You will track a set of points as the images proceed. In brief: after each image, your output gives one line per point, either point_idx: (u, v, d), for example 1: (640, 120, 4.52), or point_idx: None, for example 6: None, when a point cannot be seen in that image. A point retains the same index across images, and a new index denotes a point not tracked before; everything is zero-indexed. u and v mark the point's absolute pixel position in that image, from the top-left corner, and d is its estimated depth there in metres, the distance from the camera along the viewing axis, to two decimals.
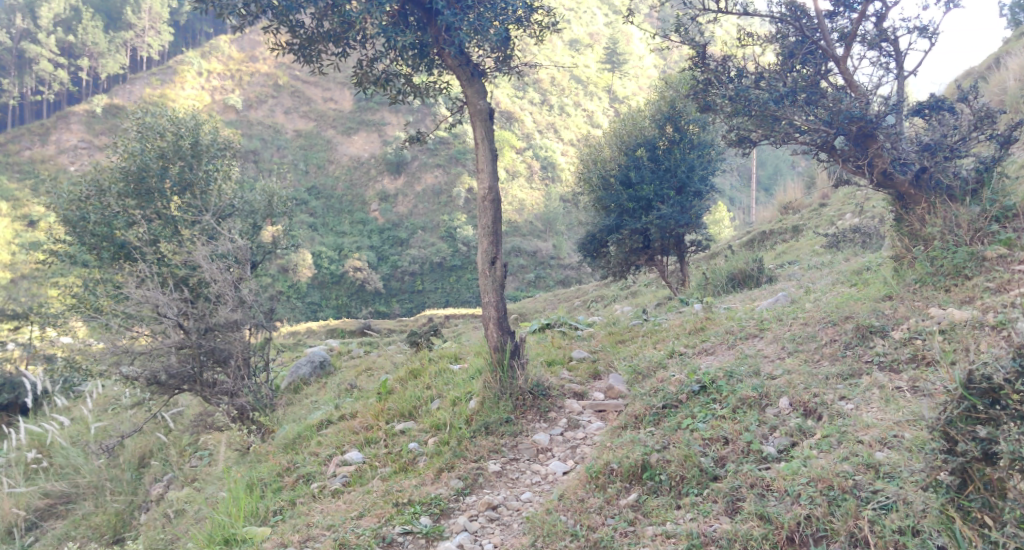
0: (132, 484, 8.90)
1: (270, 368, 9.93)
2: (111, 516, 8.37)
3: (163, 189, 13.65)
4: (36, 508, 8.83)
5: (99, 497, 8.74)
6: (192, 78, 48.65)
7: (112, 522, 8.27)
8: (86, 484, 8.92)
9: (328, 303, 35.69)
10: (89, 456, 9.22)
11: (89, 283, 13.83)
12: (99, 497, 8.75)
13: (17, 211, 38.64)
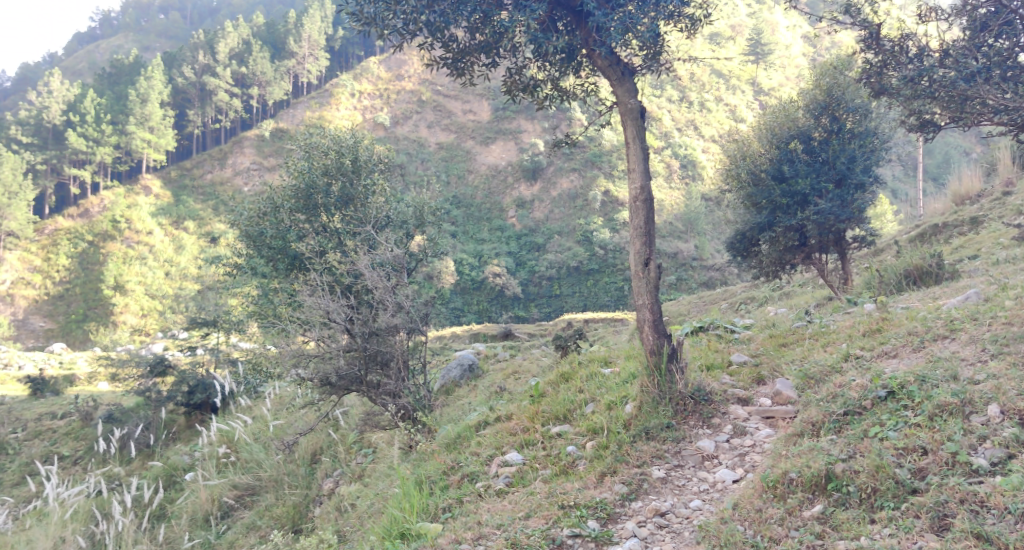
0: (306, 479, 9.47)
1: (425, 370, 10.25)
2: (290, 508, 8.97)
3: (328, 203, 14.65)
4: (227, 499, 9.55)
5: (279, 490, 9.39)
6: (346, 99, 52.10)
7: (291, 514, 8.87)
8: (268, 477, 9.62)
9: (470, 308, 36.66)
10: (269, 452, 9.92)
11: (266, 292, 14.93)
12: (279, 490, 9.40)
13: (202, 230, 42.82)
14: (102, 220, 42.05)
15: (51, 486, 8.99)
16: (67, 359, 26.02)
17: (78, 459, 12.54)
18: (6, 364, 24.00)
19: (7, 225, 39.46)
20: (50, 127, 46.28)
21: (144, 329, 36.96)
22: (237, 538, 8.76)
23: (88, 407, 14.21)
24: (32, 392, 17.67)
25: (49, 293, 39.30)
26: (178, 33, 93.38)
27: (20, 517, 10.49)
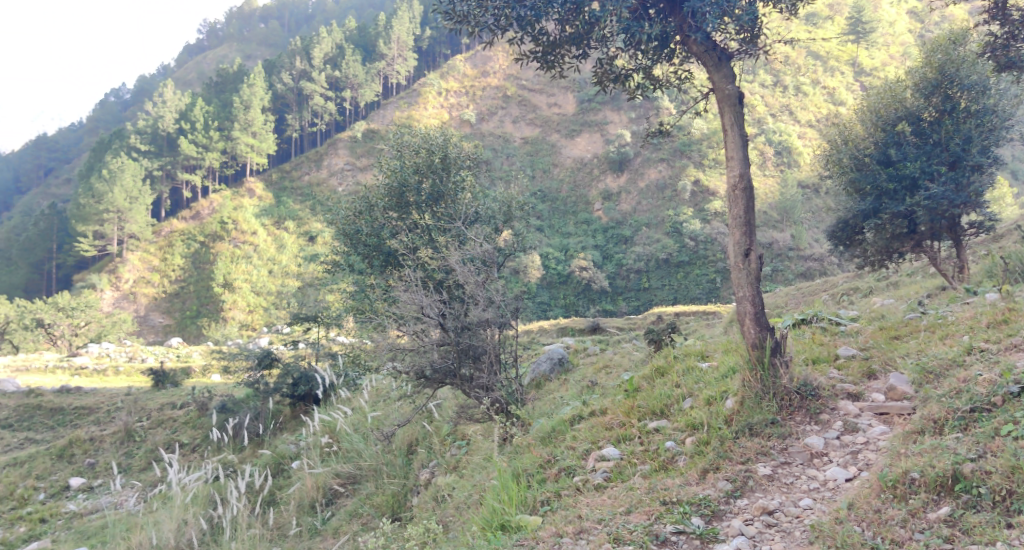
0: (404, 469, 9.67)
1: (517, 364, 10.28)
2: (389, 497, 9.17)
3: (419, 201, 15.04)
4: (330, 487, 9.88)
5: (378, 479, 9.63)
6: (434, 97, 52.82)
7: (390, 502, 9.08)
8: (367, 466, 9.86)
9: (557, 302, 36.64)
10: (368, 442, 10.19)
11: (363, 289, 15.36)
12: (378, 479, 9.64)
13: (301, 230, 44.57)
14: (211, 221, 44.31)
15: (173, 471, 9.56)
16: (181, 352, 27.62)
17: (195, 447, 13.29)
18: (128, 357, 25.69)
19: (128, 228, 42.75)
20: (165, 135, 49.13)
21: (251, 325, 38.76)
22: (341, 525, 9.06)
23: (203, 398, 15.03)
24: (153, 383, 18.83)
25: (166, 290, 41.71)
26: (278, 41, 97.24)
27: (147, 501, 11.21)
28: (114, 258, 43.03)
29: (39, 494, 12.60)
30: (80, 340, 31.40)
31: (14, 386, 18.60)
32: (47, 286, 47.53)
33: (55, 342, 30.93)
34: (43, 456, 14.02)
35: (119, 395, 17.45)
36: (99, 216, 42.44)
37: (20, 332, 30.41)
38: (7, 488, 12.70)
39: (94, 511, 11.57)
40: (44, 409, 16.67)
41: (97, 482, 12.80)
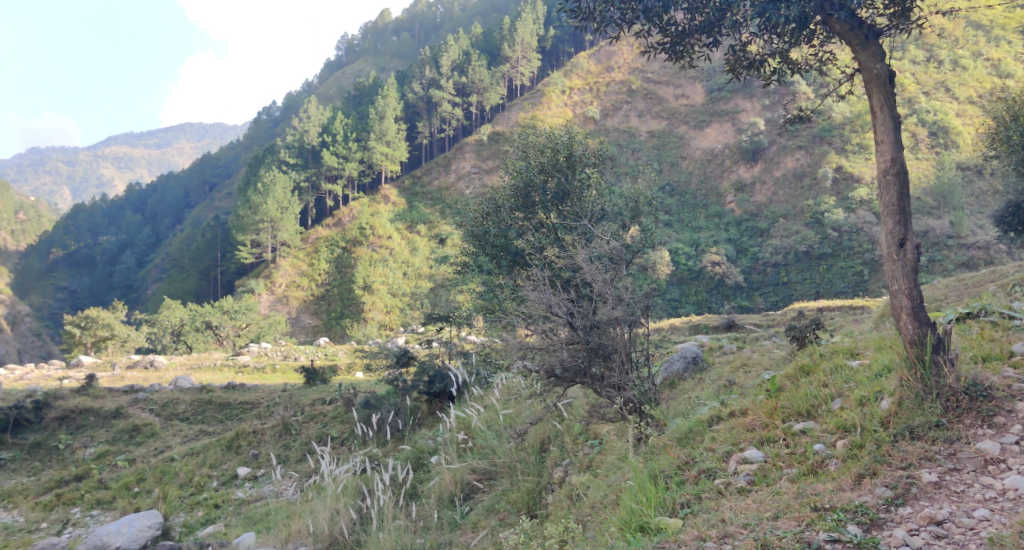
0: (538, 466, 9.73)
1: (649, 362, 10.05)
2: (525, 493, 9.27)
3: (545, 200, 15.18)
4: (467, 481, 10.04)
5: (513, 476, 9.74)
6: (558, 96, 52.95)
7: (526, 499, 9.18)
8: (503, 463, 9.98)
9: (689, 299, 35.79)
10: (502, 439, 10.28)
11: (493, 289, 15.61)
12: (513, 477, 9.74)
13: (433, 233, 46.08)
14: (351, 227, 46.54)
15: (324, 464, 10.07)
16: (329, 351, 29.18)
17: (344, 442, 13.94)
18: (283, 356, 27.40)
19: (280, 236, 45.58)
20: (310, 149, 52.21)
21: (389, 325, 40.34)
22: (479, 520, 9.22)
23: (349, 394, 15.77)
24: (306, 380, 19.94)
25: (314, 293, 44.16)
26: (409, 51, 100.78)
27: (303, 491, 11.89)
28: (269, 264, 46.14)
29: (212, 481, 13.72)
30: (241, 340, 33.93)
31: (187, 382, 20.22)
32: (213, 291, 51.56)
33: (222, 342, 33.00)
34: (215, 447, 15.22)
35: (277, 392, 18.61)
36: (255, 226, 45.57)
37: (192, 334, 33.19)
38: (186, 476, 13.91)
39: (259, 498, 12.48)
40: (215, 403, 18.01)
41: (261, 471, 13.75)
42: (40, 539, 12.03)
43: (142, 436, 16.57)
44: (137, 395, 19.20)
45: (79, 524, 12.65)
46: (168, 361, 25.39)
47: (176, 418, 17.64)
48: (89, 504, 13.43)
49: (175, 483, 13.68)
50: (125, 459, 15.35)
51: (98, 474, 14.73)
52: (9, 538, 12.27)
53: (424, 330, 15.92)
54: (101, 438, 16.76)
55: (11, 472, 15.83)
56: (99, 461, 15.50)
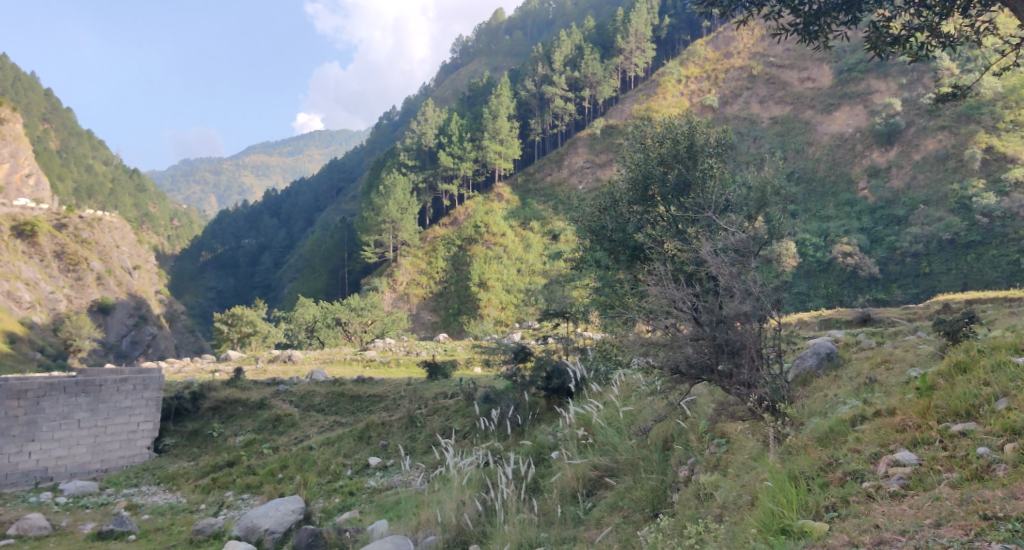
0: (661, 465, 9.49)
1: (779, 359, 9.53)
2: (648, 492, 9.08)
3: (666, 192, 14.91)
4: (589, 478, 9.95)
5: (636, 474, 9.54)
6: (673, 86, 51.92)
7: (650, 497, 9.00)
8: (625, 460, 9.79)
9: (818, 293, 34.13)
10: (623, 436, 10.08)
11: (611, 283, 15.50)
12: (636, 474, 9.55)
13: (546, 229, 46.19)
14: (466, 226, 47.45)
15: (451, 456, 10.32)
16: (449, 346, 29.86)
17: (467, 435, 14.22)
18: (407, 351, 28.27)
19: (401, 236, 47.24)
20: (427, 150, 53.81)
21: (505, 321, 40.73)
22: (603, 517, 9.15)
23: (470, 388, 16.06)
24: (429, 374, 20.49)
25: (433, 291, 45.26)
26: (522, 49, 101.41)
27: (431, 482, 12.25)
28: (392, 263, 47.85)
29: (347, 470, 14.37)
30: (368, 336, 35.44)
31: (322, 375, 21.25)
32: (341, 290, 54.01)
33: (351, 338, 34.59)
34: (348, 437, 15.95)
35: (403, 385, 19.23)
36: (378, 226, 47.36)
37: (325, 330, 34.95)
38: (324, 464, 14.67)
39: (390, 487, 12.94)
40: (347, 395, 18.83)
41: (390, 462, 14.27)
42: (200, 519, 13.02)
43: (284, 426, 17.59)
44: (278, 387, 20.40)
45: (232, 506, 13.59)
46: (304, 355, 26.82)
47: (313, 409, 18.58)
48: (241, 488, 14.41)
49: (314, 470, 14.44)
50: (270, 447, 16.34)
51: (247, 460, 15.78)
52: (173, 517, 13.36)
53: (540, 324, 15.97)
54: (248, 427, 17.93)
55: (174, 456, 17.23)
56: (248, 448, 16.60)
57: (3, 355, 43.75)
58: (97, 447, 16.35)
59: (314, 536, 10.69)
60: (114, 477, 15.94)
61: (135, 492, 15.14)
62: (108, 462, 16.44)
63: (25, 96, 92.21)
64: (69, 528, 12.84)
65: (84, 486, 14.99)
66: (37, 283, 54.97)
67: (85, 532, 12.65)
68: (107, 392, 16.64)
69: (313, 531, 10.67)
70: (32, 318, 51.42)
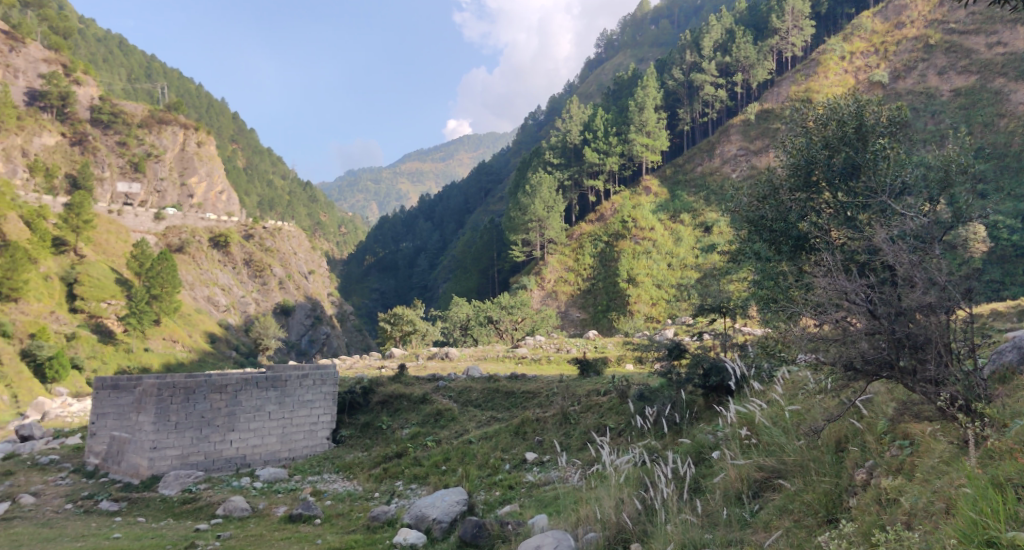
0: (834, 467, 8.83)
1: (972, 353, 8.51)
2: (821, 495, 8.55)
3: (832, 176, 14.02)
4: (755, 479, 9.40)
5: (806, 476, 8.93)
6: (836, 64, 49.07)
7: (824, 501, 8.50)
8: (793, 462, 9.19)
9: (1014, 280, 30.77)
10: (791, 436, 9.45)
11: (771, 276, 14.84)
12: (806, 476, 8.93)
13: (697, 221, 44.46)
14: (614, 221, 47.14)
15: (608, 453, 10.23)
16: (600, 343, 29.79)
17: (622, 432, 14.13)
18: (557, 348, 28.48)
19: (547, 234, 48.26)
20: (572, 147, 54.76)
21: (656, 317, 39.96)
22: (771, 520, 8.70)
23: (624, 385, 15.86)
24: (581, 371, 20.53)
25: (581, 288, 45.13)
26: (669, 38, 99.13)
27: (588, 479, 12.29)
28: (539, 261, 48.81)
29: (505, 464, 14.69)
30: (519, 333, 36.05)
31: (478, 372, 21.88)
32: (492, 288, 55.45)
33: (503, 335, 35.64)
34: (505, 432, 16.24)
35: (556, 382, 19.38)
36: (524, 226, 48.95)
37: (478, 328, 35.94)
38: (483, 458, 15.07)
39: (547, 482, 13.09)
40: (502, 392, 19.23)
41: (547, 457, 14.45)
42: (375, 506, 13.77)
43: (445, 420, 18.23)
44: (438, 383, 21.19)
45: (402, 495, 14.27)
46: (460, 352, 27.74)
47: (471, 405, 19.12)
48: (409, 479, 15.10)
49: (475, 463, 14.90)
50: (434, 440, 16.99)
51: (413, 452, 16.50)
52: (352, 504, 14.22)
53: (695, 320, 15.51)
54: (412, 421, 18.76)
55: (349, 447, 18.34)
56: (413, 440, 17.36)
57: (205, 353, 48.67)
58: (285, 437, 17.74)
59: (478, 528, 10.99)
60: (300, 465, 17.22)
61: (318, 479, 16.26)
62: (294, 450, 17.79)
63: (217, 120, 101.86)
64: (264, 510, 14.01)
65: (275, 473, 16.30)
66: (231, 288, 60.74)
67: (278, 515, 13.72)
68: (292, 386, 17.94)
69: (478, 522, 10.96)
70: (228, 320, 56.84)
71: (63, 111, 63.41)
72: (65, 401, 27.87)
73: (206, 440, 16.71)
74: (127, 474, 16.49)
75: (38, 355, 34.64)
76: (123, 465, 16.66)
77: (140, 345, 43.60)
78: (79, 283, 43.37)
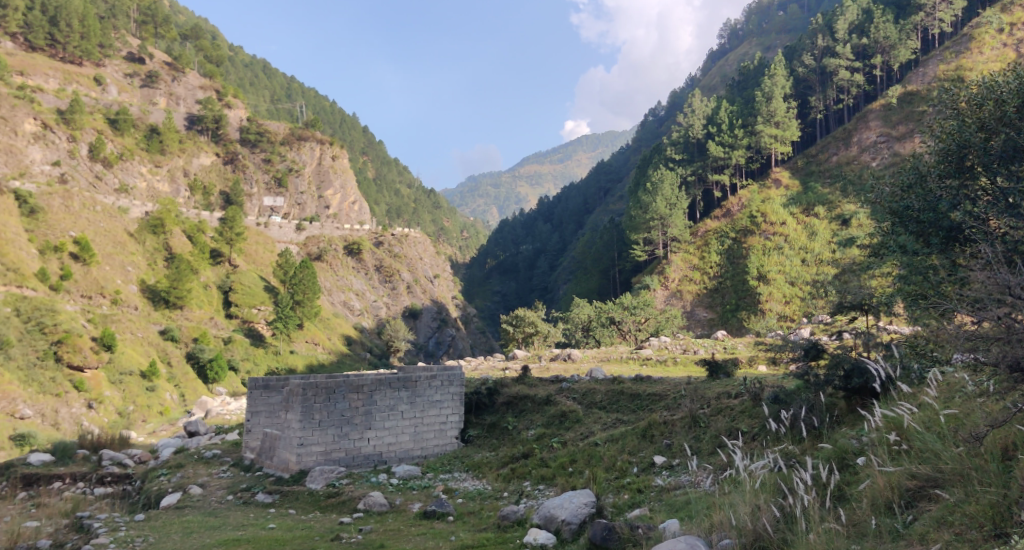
0: (1000, 477, 8.16)
1: None
2: (986, 507, 7.97)
3: (988, 161, 12.82)
4: (907, 488, 8.78)
5: (968, 486, 8.31)
6: (993, 37, 44.61)
7: (989, 513, 7.92)
8: (951, 471, 8.55)
9: None
10: (948, 442, 8.77)
11: (920, 271, 13.81)
12: (968, 486, 8.31)
13: (833, 213, 41.61)
14: (742, 217, 45.55)
15: (741, 458, 9.78)
16: (730, 343, 28.78)
17: (756, 436, 13.57)
18: (683, 349, 27.78)
19: (670, 232, 47.40)
20: (695, 142, 53.72)
21: (790, 316, 38.39)
22: (928, 532, 8.18)
23: (756, 388, 15.24)
24: (710, 373, 19.88)
25: (708, 286, 43.86)
26: (799, 23, 94.54)
27: (720, 485, 11.96)
28: (663, 260, 47.98)
29: (634, 467, 14.53)
30: (643, 334, 35.30)
31: (602, 373, 21.67)
32: (613, 289, 55.07)
33: (627, 337, 35.09)
34: (632, 434, 15.97)
35: (683, 384, 18.91)
36: (646, 224, 48.53)
37: (600, 329, 35.64)
38: (611, 460, 14.97)
39: (678, 487, 12.91)
40: (627, 393, 18.93)
41: (676, 461, 14.15)
42: (505, 506, 13.92)
43: (570, 421, 18.23)
44: (562, 384, 21.18)
45: (531, 495, 14.36)
46: (583, 354, 27.60)
47: (595, 406, 18.94)
48: (537, 479, 15.19)
49: (602, 466, 14.82)
50: (560, 442, 17.00)
51: (539, 453, 16.59)
52: (482, 502, 14.46)
53: (833, 318, 14.65)
54: (538, 422, 18.86)
55: (477, 446, 18.68)
56: (540, 441, 17.46)
57: (343, 355, 51.16)
58: (418, 435, 18.33)
59: (607, 531, 10.90)
60: (432, 463, 17.71)
61: (450, 477, 16.67)
62: (426, 449, 18.37)
63: (349, 134, 106.70)
64: (402, 506, 14.49)
65: (409, 470, 16.83)
66: (364, 293, 63.51)
67: (414, 510, 14.14)
68: (422, 386, 18.49)
69: (607, 525, 10.88)
70: (362, 323, 59.51)
71: (217, 133, 68.48)
72: (224, 400, 30.05)
73: (347, 437, 17.44)
74: (278, 468, 17.47)
75: (200, 357, 37.71)
76: (274, 459, 17.68)
77: (287, 348, 46.43)
78: (234, 291, 46.67)
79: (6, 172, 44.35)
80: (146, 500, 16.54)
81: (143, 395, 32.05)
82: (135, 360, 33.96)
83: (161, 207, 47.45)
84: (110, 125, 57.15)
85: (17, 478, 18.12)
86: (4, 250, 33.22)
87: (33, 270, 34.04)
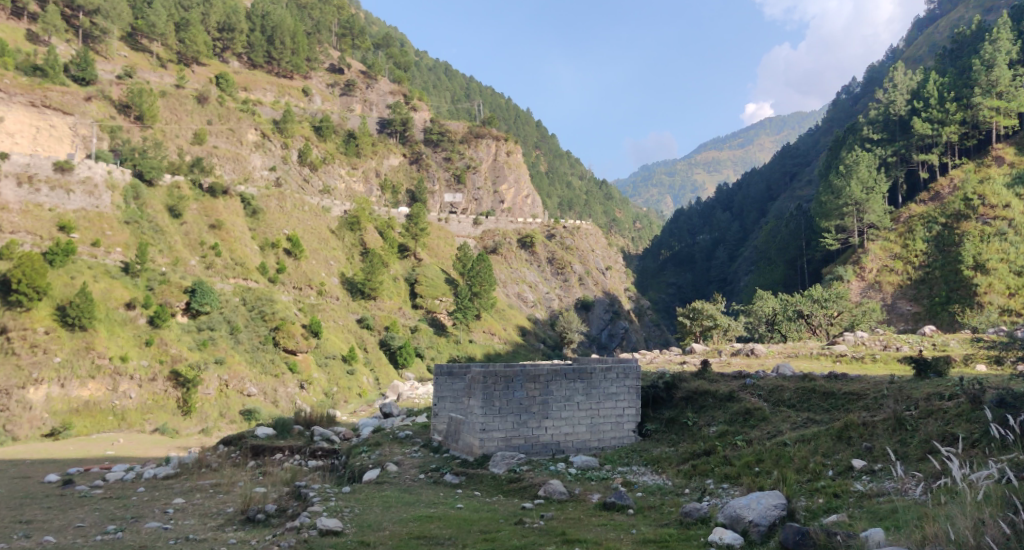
0: None
1: None
2: None
3: None
4: None
5: None
6: None
7: None
8: None
9: None
10: None
11: None
12: None
13: None
14: (953, 200, 40.66)
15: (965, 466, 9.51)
16: (938, 342, 25.77)
17: (977, 443, 12.32)
18: (883, 346, 25.27)
19: (867, 218, 43.74)
20: (897, 119, 49.50)
21: (1015, 310, 33.90)
22: None
23: (975, 391, 13.68)
24: (918, 372, 17.94)
25: (912, 277, 39.65)
26: None
27: (934, 495, 11.15)
28: (859, 248, 44.11)
29: (828, 470, 13.44)
30: (836, 330, 32.47)
31: (790, 370, 20.19)
32: (800, 280, 51.78)
33: (816, 332, 32.53)
34: (824, 435, 14.53)
35: (884, 384, 17.26)
36: (840, 210, 45.25)
37: (785, 323, 33.31)
38: (802, 461, 13.87)
39: (881, 494, 12.03)
40: (819, 392, 17.54)
41: (878, 466, 13.04)
42: (687, 503, 13.43)
43: (754, 420, 17.20)
44: (746, 380, 19.94)
45: (714, 494, 13.76)
46: (768, 349, 25.96)
47: (783, 405, 17.66)
48: (720, 477, 14.44)
49: (791, 467, 13.77)
50: (743, 440, 16.09)
51: (722, 451, 15.77)
52: (663, 498, 14.00)
53: None
54: (720, 419, 17.91)
55: (656, 441, 18.11)
56: (722, 439, 16.62)
57: (518, 345, 52.18)
58: (594, 426, 18.09)
59: (802, 535, 10.33)
60: (610, 455, 17.43)
61: (628, 470, 16.31)
62: (603, 440, 18.10)
63: (525, 128, 108.31)
64: (581, 495, 14.37)
65: (587, 460, 16.67)
66: (538, 285, 64.36)
67: (593, 501, 13.96)
68: (597, 378, 18.18)
69: (801, 529, 10.30)
70: (536, 315, 60.74)
71: (405, 135, 72.32)
72: (412, 385, 31.59)
73: (526, 425, 17.61)
74: (463, 451, 18.01)
75: (391, 344, 40.13)
76: (459, 443, 18.22)
77: (467, 337, 48.06)
78: (419, 283, 49.18)
79: (233, 177, 49.69)
80: (350, 474, 17.67)
81: (344, 378, 34.54)
82: (337, 345, 36.62)
83: (357, 206, 50.86)
84: (315, 131, 61.96)
85: (247, 446, 20.17)
86: (233, 246, 37.10)
87: (256, 264, 37.75)
